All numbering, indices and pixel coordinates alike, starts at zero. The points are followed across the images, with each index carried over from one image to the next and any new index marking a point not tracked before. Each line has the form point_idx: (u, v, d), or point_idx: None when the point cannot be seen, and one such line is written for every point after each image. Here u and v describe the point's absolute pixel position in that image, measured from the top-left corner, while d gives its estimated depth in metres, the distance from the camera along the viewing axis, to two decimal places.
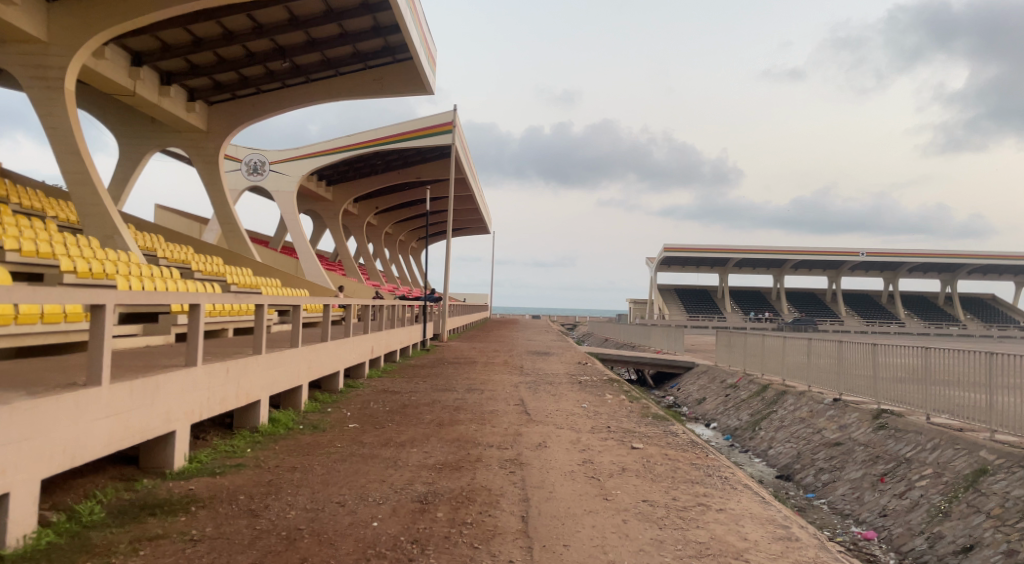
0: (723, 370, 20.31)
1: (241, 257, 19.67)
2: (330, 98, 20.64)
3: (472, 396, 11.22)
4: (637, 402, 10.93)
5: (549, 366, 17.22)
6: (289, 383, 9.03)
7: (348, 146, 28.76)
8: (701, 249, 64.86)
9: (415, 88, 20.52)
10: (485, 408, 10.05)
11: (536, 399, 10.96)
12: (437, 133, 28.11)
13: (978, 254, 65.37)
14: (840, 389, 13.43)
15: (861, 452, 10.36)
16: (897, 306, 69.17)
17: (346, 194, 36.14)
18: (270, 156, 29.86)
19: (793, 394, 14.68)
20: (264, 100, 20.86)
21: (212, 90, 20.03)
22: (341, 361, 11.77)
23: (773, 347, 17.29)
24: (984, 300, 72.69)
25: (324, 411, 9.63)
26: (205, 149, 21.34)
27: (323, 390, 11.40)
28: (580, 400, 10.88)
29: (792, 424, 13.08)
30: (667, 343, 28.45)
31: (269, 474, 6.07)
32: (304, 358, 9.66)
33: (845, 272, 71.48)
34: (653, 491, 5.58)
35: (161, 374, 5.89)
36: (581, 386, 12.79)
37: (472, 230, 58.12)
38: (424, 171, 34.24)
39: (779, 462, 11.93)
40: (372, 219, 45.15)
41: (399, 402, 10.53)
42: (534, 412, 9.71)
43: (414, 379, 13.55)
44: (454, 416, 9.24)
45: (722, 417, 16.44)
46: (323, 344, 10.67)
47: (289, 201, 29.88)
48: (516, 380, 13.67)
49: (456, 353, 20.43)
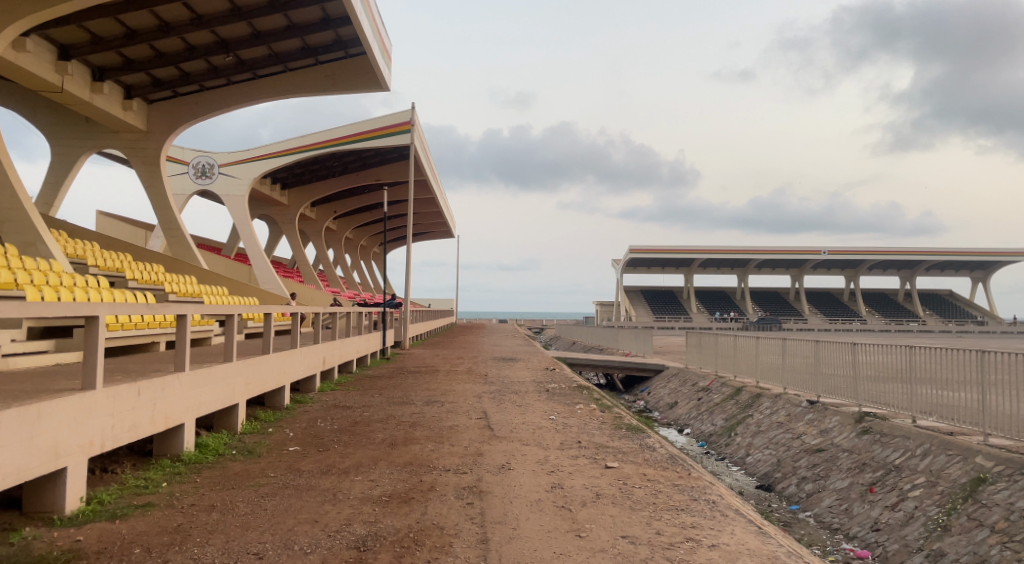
0: (693, 373, 19.75)
1: (185, 264, 18.39)
2: (280, 95, 19.54)
3: (431, 410, 10.34)
4: (609, 411, 10.18)
5: (515, 373, 16.39)
6: (221, 403, 8.00)
7: (303, 147, 27.54)
8: (667, 249, 64.99)
9: (370, 84, 19.57)
10: (444, 423, 9.17)
11: (500, 411, 10.13)
12: (396, 133, 27.11)
13: (934, 251, 66.84)
14: (817, 391, 12.97)
15: (846, 461, 9.82)
16: (857, 303, 70.31)
17: (302, 198, 34.81)
18: (220, 158, 28.44)
19: (770, 397, 14.13)
20: (208, 98, 19.64)
21: (150, 87, 18.71)
22: (288, 374, 10.77)
23: (746, 348, 16.79)
24: (941, 297, 74.50)
25: (264, 432, 8.63)
26: (144, 149, 19.98)
27: (267, 406, 10.38)
28: (548, 410, 10.09)
29: (770, 429, 12.51)
30: (635, 346, 27.92)
31: (180, 517, 5.07)
32: (241, 373, 8.65)
33: (807, 271, 72.41)
34: (633, 523, 4.81)
35: (46, 399, 4.84)
36: (549, 395, 11.99)
37: (436, 233, 57.12)
38: (384, 173, 33.14)
39: (758, 470, 11.34)
40: (331, 223, 43.79)
41: (349, 419, 9.57)
42: (497, 427, 8.87)
43: (369, 391, 12.60)
44: (408, 434, 8.35)
45: (695, 422, 15.86)
46: (265, 357, 9.65)
47: (240, 206, 28.48)
48: (480, 389, 12.80)
49: (418, 361, 19.47)
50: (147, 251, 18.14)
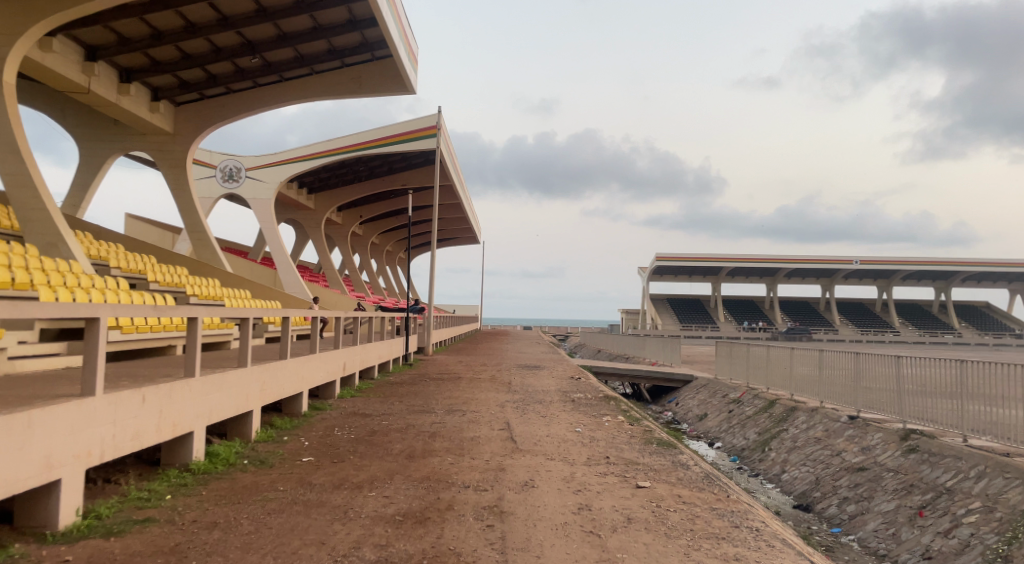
0: (724, 384, 19.09)
1: (208, 267, 18.34)
2: (306, 97, 19.47)
3: (452, 419, 9.96)
4: (638, 424, 9.71)
5: (539, 381, 15.96)
6: (233, 410, 7.71)
7: (328, 151, 27.54)
8: (694, 257, 64.03)
9: (396, 87, 19.41)
10: (464, 434, 8.78)
11: (523, 422, 9.71)
12: (421, 137, 26.93)
13: (972, 261, 64.75)
14: (858, 406, 12.29)
15: (892, 482, 9.18)
16: (891, 314, 68.45)
17: (328, 203, 34.87)
18: (247, 162, 28.57)
19: (806, 411, 13.48)
20: (235, 100, 19.66)
21: (177, 89, 18.77)
22: (306, 380, 10.50)
23: (779, 359, 16.12)
24: (979, 308, 72.15)
25: (278, 441, 8.33)
26: (170, 152, 20.08)
27: (285, 413, 10.12)
28: (574, 422, 9.64)
29: (807, 445, 11.88)
30: (662, 355, 27.26)
31: (179, 535, 4.75)
32: (256, 379, 8.37)
33: (839, 280, 70.68)
34: (669, 553, 4.36)
35: (40, 407, 4.58)
36: (574, 405, 11.54)
37: (461, 239, 57.03)
38: (409, 178, 33.03)
39: (795, 488, 10.72)
40: (356, 228, 43.89)
41: (367, 428, 9.24)
42: (520, 439, 8.46)
43: (389, 398, 12.29)
44: (427, 446, 7.97)
45: (726, 436, 15.24)
46: (282, 362, 9.38)
47: (266, 210, 28.57)
48: (503, 398, 12.40)
49: (441, 368, 19.15)
50: (170, 254, 18.12)
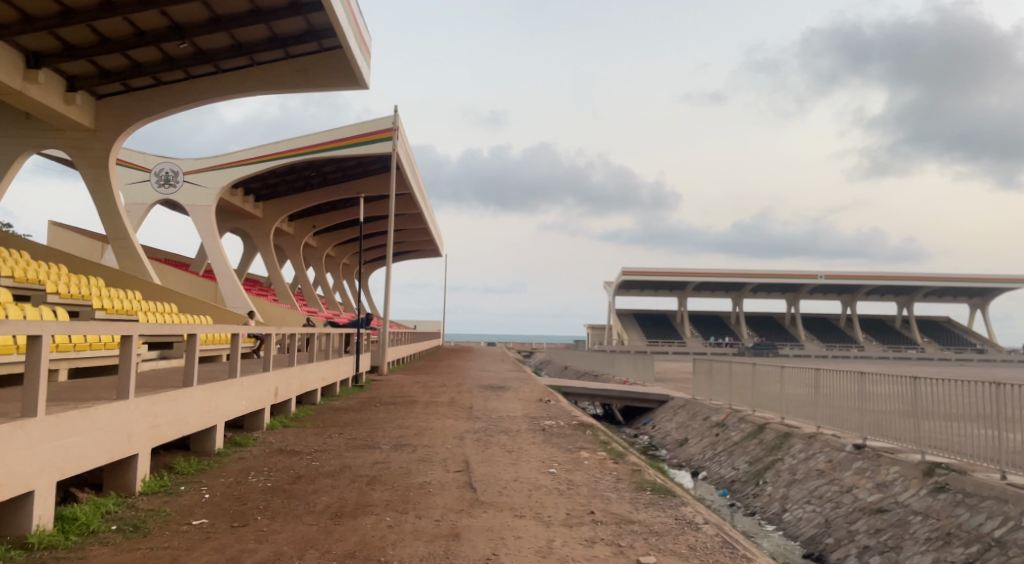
0: (703, 405, 17.73)
1: (132, 278, 16.26)
2: (246, 92, 17.65)
3: (401, 457, 8.24)
4: (624, 461, 8.15)
5: (504, 405, 14.29)
6: (104, 457, 5.84)
7: (277, 155, 25.62)
8: (660, 272, 63.37)
9: (347, 81, 17.73)
10: (413, 479, 7.08)
11: (485, 461, 8.05)
12: (378, 141, 25.21)
13: (932, 277, 65.51)
14: (863, 433, 11.00)
15: (921, 528, 7.94)
16: (854, 330, 68.73)
17: (279, 212, 32.74)
18: (187, 165, 26.40)
19: (802, 437, 12.20)
20: (166, 94, 17.71)
21: (98, 79, 16.71)
22: (223, 411, 8.66)
23: (765, 378, 14.88)
24: (938, 323, 73.18)
25: (172, 492, 6.48)
26: (92, 150, 17.98)
27: (194, 452, 8.25)
28: (547, 461, 8.01)
29: (809, 479, 10.65)
30: (634, 373, 25.87)
31: None
32: (144, 412, 6.52)
33: (802, 296, 70.77)
34: None
35: None
36: (545, 436, 9.95)
37: (424, 252, 55.21)
38: (367, 185, 31.21)
39: (801, 532, 9.42)
40: (312, 240, 41.77)
41: (292, 471, 7.44)
42: (481, 485, 6.80)
43: (329, 429, 10.47)
44: (364, 499, 6.24)
45: (712, 465, 13.84)
46: (186, 391, 7.52)
47: (208, 217, 26.37)
48: (462, 428, 10.68)
49: (395, 390, 17.33)
50: (87, 262, 15.90)
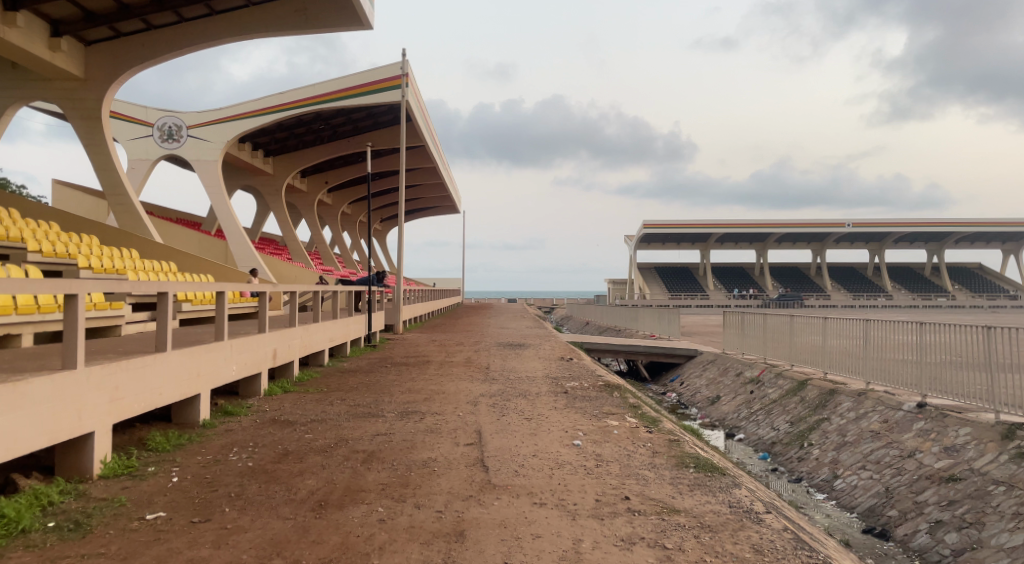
0: (735, 360, 16.66)
1: (128, 236, 15.28)
2: (242, 35, 16.35)
3: (405, 428, 7.29)
4: (658, 430, 7.12)
5: (524, 365, 13.31)
6: (46, 440, 4.89)
7: (282, 106, 24.42)
8: (682, 224, 61.60)
9: (349, 21, 16.38)
10: (417, 455, 6.11)
11: (500, 431, 7.07)
12: (386, 90, 23.83)
13: (968, 223, 62.88)
14: (922, 390, 9.89)
15: (1006, 502, 6.89)
16: (883, 278, 66.73)
17: (288, 168, 31.68)
18: (189, 119, 25.26)
19: (850, 395, 11.11)
20: (157, 39, 16.46)
21: (83, 23, 15.32)
22: (209, 377, 7.70)
23: (805, 329, 13.68)
24: (970, 270, 70.79)
25: (139, 475, 5.58)
26: (82, 101, 16.87)
27: (176, 424, 7.37)
28: (571, 431, 7.00)
29: (862, 442, 9.63)
30: (658, 327, 24.80)
31: None
32: (102, 385, 5.55)
33: (829, 245, 68.63)
34: None
35: None
36: (568, 400, 8.96)
37: (441, 208, 54.05)
38: (377, 138, 29.92)
39: (857, 503, 8.42)
40: (325, 197, 40.75)
41: (280, 447, 6.50)
42: (494, 461, 5.84)
43: (331, 396, 9.57)
44: (356, 483, 5.27)
45: (748, 426, 12.82)
46: (160, 358, 6.55)
47: (213, 174, 25.37)
48: (477, 392, 9.72)
49: (408, 350, 16.44)
50: (79, 220, 14.92)
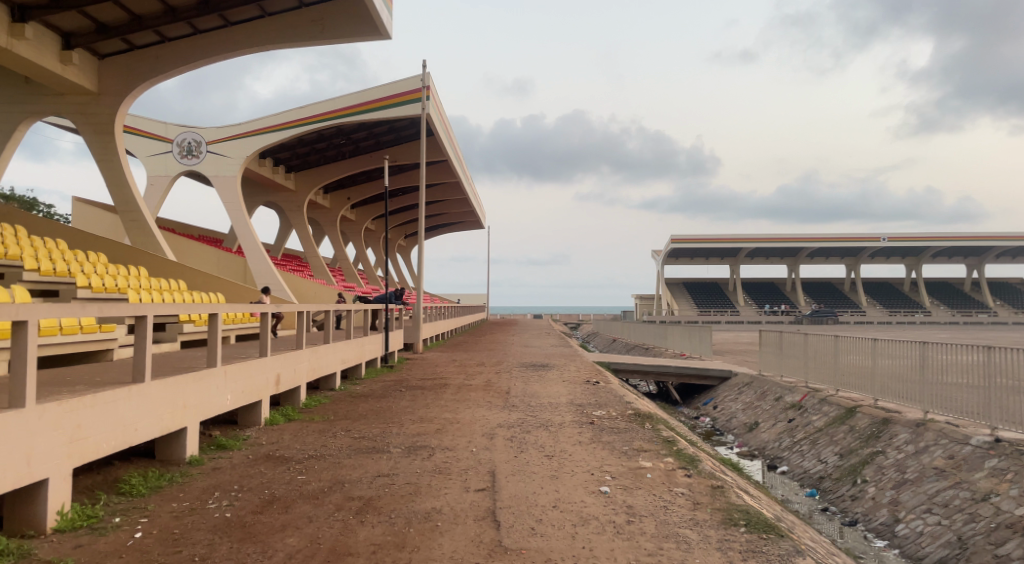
0: (773, 383, 15.57)
1: (137, 253, 14.87)
2: (257, 46, 15.97)
3: (410, 468, 6.49)
4: (698, 473, 6.19)
5: (547, 389, 12.45)
6: None
7: (301, 120, 24.11)
8: (710, 239, 60.23)
9: (366, 31, 15.91)
10: (419, 505, 5.29)
11: (517, 472, 6.23)
12: (405, 102, 23.34)
13: (1010, 236, 60.37)
14: (991, 422, 8.79)
15: None
16: (921, 294, 64.33)
17: (310, 184, 31.43)
18: (209, 134, 25.10)
19: (906, 425, 10.02)
20: (171, 51, 16.16)
21: (95, 36, 15.05)
22: (198, 409, 7.01)
23: (851, 351, 12.58)
24: (1014, 285, 67.95)
25: (98, 528, 4.84)
26: (96, 115, 16.62)
27: (160, 461, 6.67)
28: (597, 474, 6.12)
29: (925, 480, 8.59)
30: (689, 347, 23.69)
31: None
32: (60, 424, 4.87)
33: (864, 259, 66.52)
34: None
35: None
36: (593, 433, 8.08)
37: (466, 224, 53.58)
38: (398, 153, 29.50)
39: (927, 555, 7.37)
40: (348, 214, 40.51)
41: (267, 492, 5.73)
42: (508, 514, 5.00)
43: (336, 425, 8.84)
44: (343, 543, 4.47)
45: (792, 457, 11.75)
46: (137, 390, 5.86)
47: (232, 189, 25.13)
48: (494, 422, 8.89)
49: (426, 372, 15.71)
50: (89, 237, 14.55)
